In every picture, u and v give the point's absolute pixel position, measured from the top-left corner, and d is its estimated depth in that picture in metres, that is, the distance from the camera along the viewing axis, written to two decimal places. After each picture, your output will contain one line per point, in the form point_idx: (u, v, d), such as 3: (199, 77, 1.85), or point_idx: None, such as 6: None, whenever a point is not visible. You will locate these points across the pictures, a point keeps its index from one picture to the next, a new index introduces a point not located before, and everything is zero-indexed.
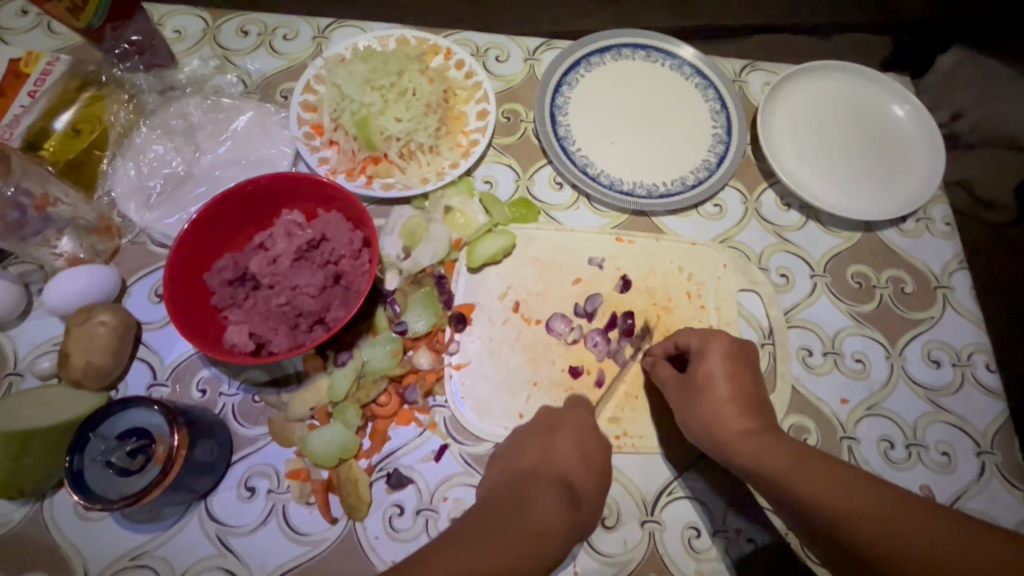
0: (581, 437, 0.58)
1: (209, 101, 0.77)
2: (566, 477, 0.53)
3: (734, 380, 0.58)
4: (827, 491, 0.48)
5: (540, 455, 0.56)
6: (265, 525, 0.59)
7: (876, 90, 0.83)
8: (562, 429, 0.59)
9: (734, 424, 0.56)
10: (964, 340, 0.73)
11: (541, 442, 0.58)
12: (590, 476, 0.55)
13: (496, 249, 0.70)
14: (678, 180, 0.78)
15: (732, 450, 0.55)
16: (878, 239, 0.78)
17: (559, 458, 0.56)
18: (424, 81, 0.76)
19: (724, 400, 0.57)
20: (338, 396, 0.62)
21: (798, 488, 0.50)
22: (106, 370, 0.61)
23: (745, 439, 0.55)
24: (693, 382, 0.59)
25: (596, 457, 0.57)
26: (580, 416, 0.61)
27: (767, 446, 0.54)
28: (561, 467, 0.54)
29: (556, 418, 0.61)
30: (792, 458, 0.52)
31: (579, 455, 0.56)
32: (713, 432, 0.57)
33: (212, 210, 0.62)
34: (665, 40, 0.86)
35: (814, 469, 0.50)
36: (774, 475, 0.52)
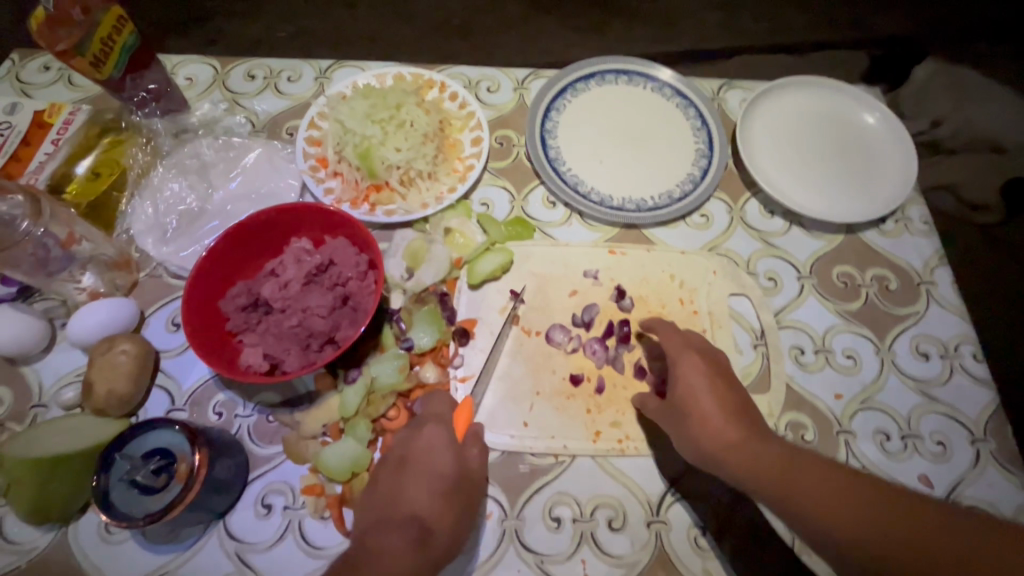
0: (427, 466, 0.57)
1: (219, 141, 0.82)
2: (416, 513, 0.54)
3: (715, 393, 0.57)
4: (831, 513, 0.48)
5: (391, 492, 0.56)
6: (282, 540, 0.61)
7: (846, 100, 0.88)
8: (410, 460, 0.58)
9: (726, 438, 0.55)
10: (951, 332, 0.75)
11: (392, 477, 0.57)
12: (445, 508, 0.55)
13: (495, 266, 0.74)
14: (665, 194, 0.82)
15: (731, 470, 0.54)
16: (859, 240, 0.82)
17: (409, 493, 0.56)
18: (421, 113, 0.81)
19: (709, 416, 0.56)
20: (349, 413, 0.64)
21: (807, 512, 0.49)
22: (127, 398, 0.64)
23: (738, 455, 0.54)
24: (677, 402, 0.59)
25: (452, 489, 0.56)
26: (426, 438, 0.58)
27: (766, 458, 0.53)
28: (410, 503, 0.55)
29: (403, 445, 0.59)
30: (788, 473, 0.51)
31: (431, 490, 0.56)
32: (707, 451, 0.56)
33: (225, 241, 0.67)
34: (645, 64, 0.91)
35: (810, 485, 0.50)
36: (773, 493, 0.51)
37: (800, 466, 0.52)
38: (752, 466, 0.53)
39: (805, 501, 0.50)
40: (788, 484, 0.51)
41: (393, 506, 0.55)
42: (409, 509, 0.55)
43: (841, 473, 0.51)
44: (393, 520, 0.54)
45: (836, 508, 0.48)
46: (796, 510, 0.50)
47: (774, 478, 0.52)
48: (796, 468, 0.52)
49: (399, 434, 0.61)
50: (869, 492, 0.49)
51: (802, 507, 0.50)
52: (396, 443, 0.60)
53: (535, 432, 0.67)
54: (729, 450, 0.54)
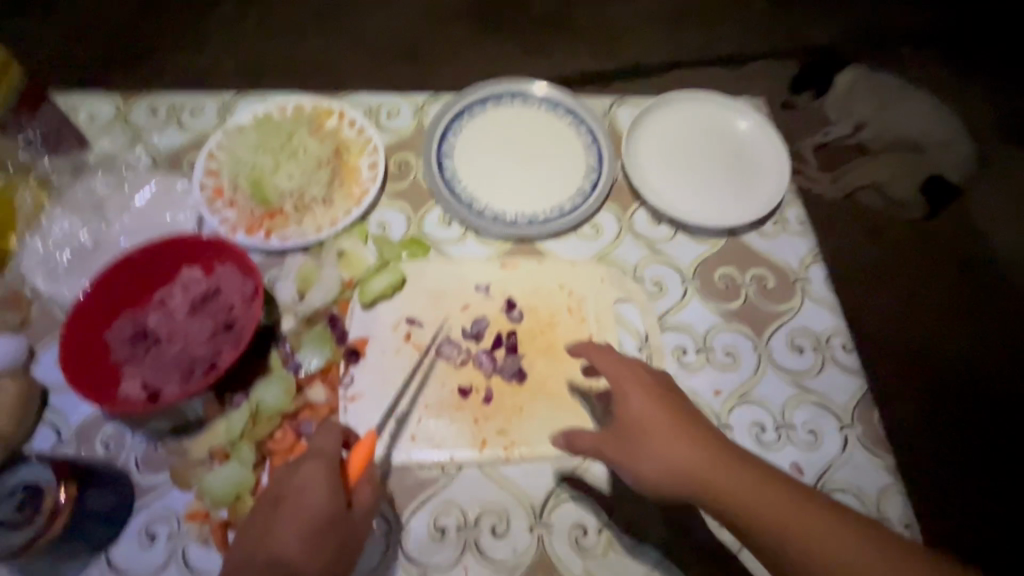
0: (299, 506, 0.55)
1: (117, 176, 0.84)
2: (281, 554, 0.54)
3: (664, 407, 0.60)
4: (788, 528, 0.54)
5: (263, 529, 0.56)
6: (165, 568, 0.61)
7: (728, 111, 0.93)
8: (285, 499, 0.56)
9: (684, 457, 0.57)
10: (823, 326, 0.79)
11: (267, 516, 0.57)
12: (312, 551, 0.54)
13: (385, 285, 0.77)
14: (556, 208, 0.86)
15: (693, 487, 0.57)
16: (741, 243, 0.86)
17: (276, 533, 0.55)
18: (314, 142, 0.84)
19: (668, 434, 0.58)
20: (235, 436, 0.66)
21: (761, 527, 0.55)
22: (7, 435, 0.64)
23: (698, 472, 0.57)
24: (624, 422, 0.61)
25: (322, 532, 0.54)
26: (301, 478, 0.56)
27: (729, 472, 0.57)
28: (277, 543, 0.55)
29: (282, 483, 0.58)
30: (749, 484, 0.56)
31: (298, 532, 0.54)
32: (670, 467, 0.57)
33: (110, 274, 0.69)
34: (539, 85, 0.95)
35: (761, 501, 0.55)
36: (735, 504, 0.56)
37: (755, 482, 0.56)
38: (714, 484, 0.56)
39: (758, 517, 0.55)
40: (741, 502, 0.56)
41: (259, 546, 0.55)
42: (275, 551, 0.54)
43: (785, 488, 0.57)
44: (258, 561, 0.54)
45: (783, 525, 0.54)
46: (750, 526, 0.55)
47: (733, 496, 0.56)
48: (753, 484, 0.56)
49: (282, 467, 0.59)
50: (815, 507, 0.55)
51: (753, 520, 0.55)
52: (278, 477, 0.59)
53: (422, 444, 0.69)
54: (691, 467, 0.57)
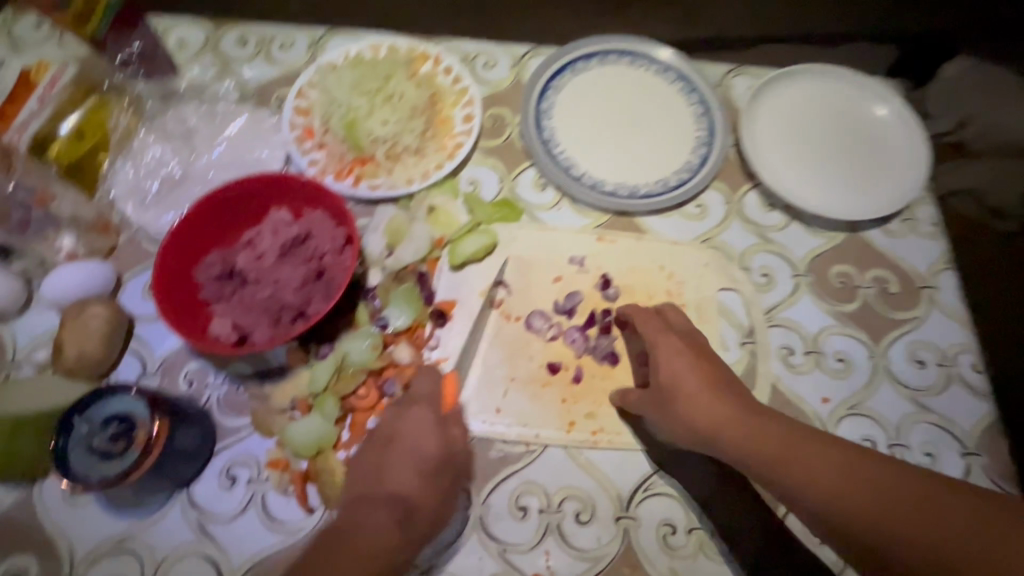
0: (417, 445, 0.59)
1: (206, 107, 0.80)
2: (398, 491, 0.56)
3: (698, 370, 0.58)
4: (859, 505, 0.47)
5: (376, 468, 0.58)
6: (244, 513, 0.60)
7: (860, 91, 0.84)
8: (396, 440, 0.59)
9: (718, 416, 0.55)
10: (950, 340, 0.72)
11: (375, 457, 0.59)
12: (429, 487, 0.58)
13: (477, 247, 0.72)
14: (660, 181, 0.79)
15: (730, 451, 0.54)
16: (862, 240, 0.78)
17: (393, 471, 0.57)
18: (410, 86, 0.79)
19: (700, 394, 0.56)
20: (318, 388, 0.63)
21: (812, 492, 0.49)
22: (97, 361, 0.64)
23: (735, 435, 0.54)
24: (657, 388, 0.59)
25: (436, 471, 0.59)
26: (415, 419, 0.60)
27: (766, 434, 0.53)
28: (393, 480, 0.57)
29: (390, 423, 0.60)
30: (787, 449, 0.51)
31: (418, 471, 0.58)
32: (698, 427, 0.55)
33: (202, 208, 0.66)
34: (650, 45, 0.87)
35: (806, 463, 0.50)
36: (767, 467, 0.52)
37: (797, 442, 0.52)
38: (752, 449, 0.52)
39: (804, 481, 0.50)
40: (783, 463, 0.51)
41: (375, 484, 0.57)
42: (391, 488, 0.57)
43: (830, 447, 0.51)
44: (375, 497, 0.56)
45: (835, 489, 0.49)
46: (803, 495, 0.50)
47: (770, 457, 0.52)
48: (789, 443, 0.52)
49: (388, 409, 0.62)
50: (868, 467, 0.49)
51: (803, 486, 0.50)
52: (384, 419, 0.61)
53: (507, 419, 0.65)
54: (731, 430, 0.54)
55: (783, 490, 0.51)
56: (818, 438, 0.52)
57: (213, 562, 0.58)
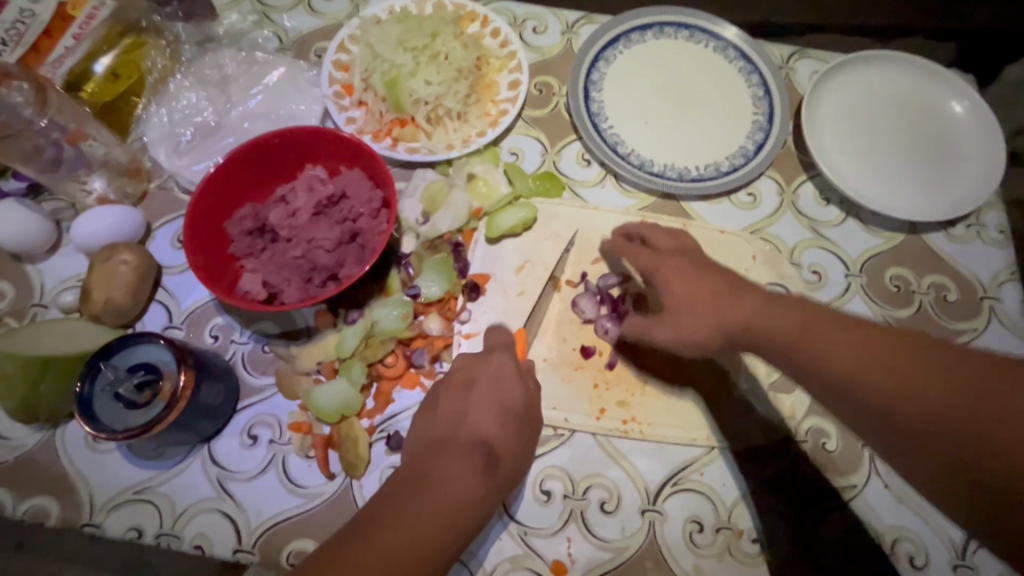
0: (498, 389, 0.56)
1: (243, 54, 0.77)
2: (481, 435, 0.53)
3: (707, 279, 0.54)
4: (888, 382, 0.43)
5: (456, 413, 0.55)
6: (264, 474, 0.59)
7: (934, 83, 0.78)
8: (477, 383, 0.56)
9: (742, 307, 0.51)
10: (1009, 356, 0.68)
11: (454, 401, 0.56)
12: (510, 434, 0.54)
13: (516, 221, 0.69)
14: (712, 165, 0.75)
15: (758, 338, 0.50)
16: (922, 242, 0.73)
17: (475, 414, 0.54)
18: (457, 46, 0.75)
19: (716, 291, 0.52)
20: (345, 353, 0.62)
21: (842, 372, 0.45)
22: (124, 309, 0.62)
23: (761, 319, 0.50)
24: (665, 309, 0.55)
25: (516, 416, 0.55)
26: (495, 365, 0.57)
27: (783, 318, 0.49)
28: (476, 424, 0.54)
29: (469, 370, 0.58)
30: (806, 328, 0.47)
31: (497, 413, 0.55)
32: (711, 322, 0.52)
33: (236, 158, 0.63)
34: (710, 19, 0.82)
35: (834, 345, 0.46)
36: (787, 352, 0.48)
37: (823, 326, 0.47)
38: (777, 328, 0.49)
39: (837, 361, 0.45)
40: (811, 343, 0.47)
41: (457, 429, 0.54)
42: (472, 430, 0.53)
43: (863, 328, 0.46)
44: (458, 441, 0.53)
45: (871, 366, 0.43)
46: (835, 375, 0.45)
47: (795, 338, 0.47)
48: (815, 326, 0.47)
49: (463, 357, 0.60)
50: (908, 346, 0.43)
51: (834, 371, 0.45)
52: (461, 366, 0.59)
53: None
54: (754, 316, 0.50)
55: (813, 375, 0.47)
56: (853, 321, 0.47)
57: (232, 520, 0.58)
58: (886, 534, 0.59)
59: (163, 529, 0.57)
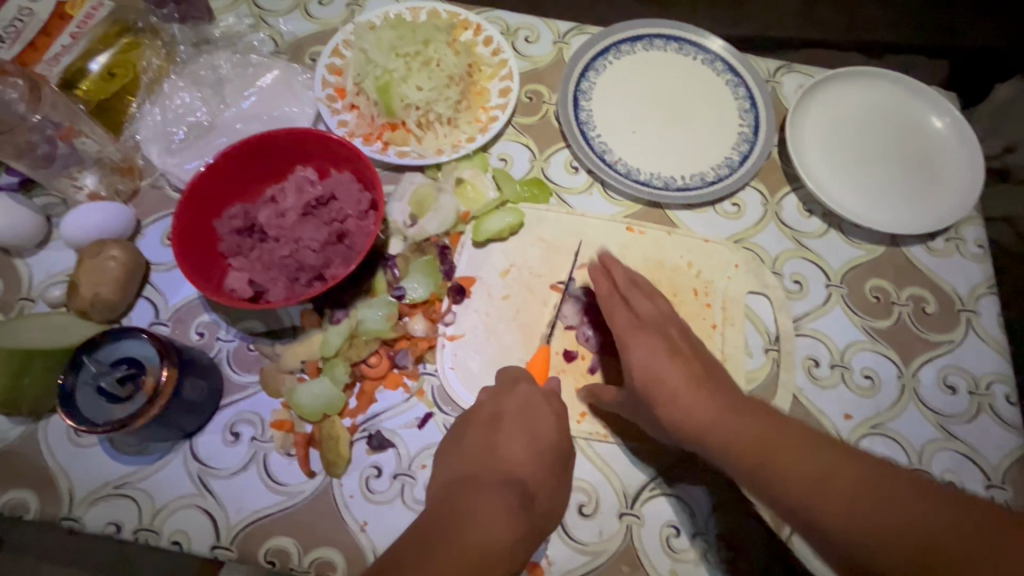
0: (528, 422, 0.53)
1: (238, 56, 0.78)
2: (512, 471, 0.50)
3: (680, 366, 0.53)
4: (846, 510, 0.41)
5: (484, 448, 0.52)
6: (245, 471, 0.60)
7: (915, 100, 0.80)
8: (504, 418, 0.54)
9: (697, 415, 0.50)
10: (985, 368, 0.69)
11: (482, 438, 0.52)
12: (547, 473, 0.51)
13: (502, 225, 0.69)
14: (697, 175, 0.76)
15: (711, 448, 0.48)
16: (902, 255, 0.75)
17: (506, 450, 0.51)
18: (449, 53, 0.76)
19: (681, 392, 0.51)
20: (329, 352, 0.62)
21: (798, 501, 0.43)
22: (111, 304, 0.63)
23: (715, 431, 0.48)
24: (638, 389, 0.54)
25: (546, 449, 0.52)
26: (523, 395, 0.55)
27: (748, 426, 0.47)
28: (507, 459, 0.50)
29: (497, 403, 0.55)
30: (769, 442, 0.46)
31: (529, 447, 0.52)
32: (679, 426, 0.51)
33: (227, 158, 0.64)
34: (699, 33, 0.84)
35: (795, 466, 0.44)
36: (752, 466, 0.46)
37: (782, 443, 0.45)
38: (732, 442, 0.47)
39: (794, 488, 0.43)
40: (769, 461, 0.45)
41: (486, 464, 0.50)
42: (507, 470, 0.50)
43: (827, 448, 0.44)
44: (490, 476, 0.49)
45: (826, 498, 0.42)
46: (792, 503, 0.43)
47: (750, 457, 0.46)
48: (775, 444, 0.45)
49: (486, 392, 0.57)
50: (865, 479, 0.42)
51: (789, 496, 0.43)
52: (484, 400, 0.56)
53: None
54: (711, 425, 0.49)
55: (767, 494, 0.45)
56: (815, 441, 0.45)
57: (211, 516, 0.58)
58: None
59: (142, 524, 0.57)
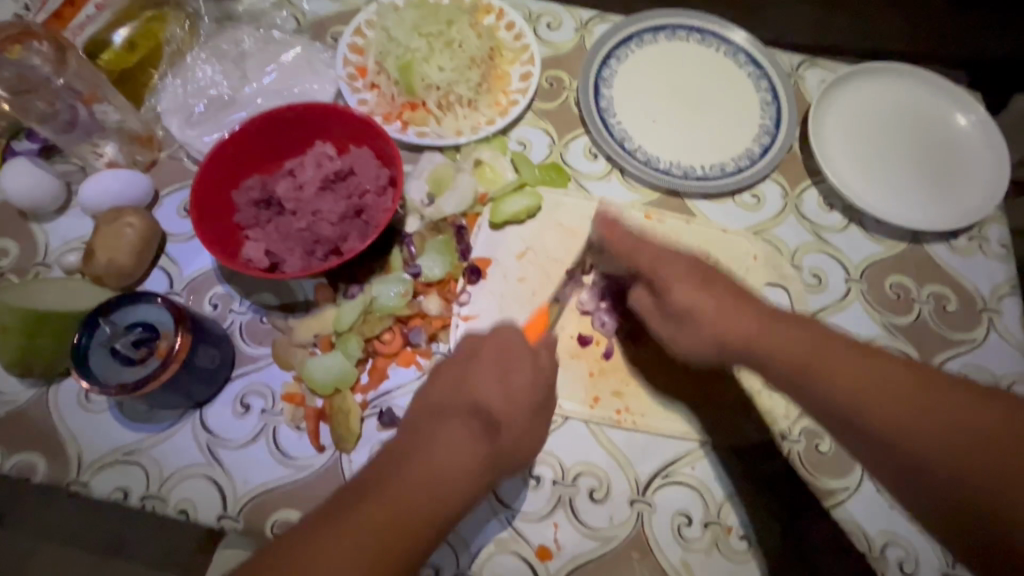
0: (505, 351, 0.52)
1: (261, 33, 0.78)
2: (478, 401, 0.49)
3: (721, 287, 0.53)
4: (892, 406, 0.44)
5: (454, 384, 0.51)
6: (254, 443, 0.59)
7: (939, 97, 0.79)
8: (482, 350, 0.53)
9: (745, 325, 0.50)
10: (1007, 369, 0.68)
11: (457, 371, 0.52)
12: (514, 404, 0.50)
13: (520, 208, 0.69)
14: (717, 165, 0.76)
15: (759, 355, 0.49)
16: (924, 252, 0.74)
17: (479, 380, 0.51)
18: (472, 35, 0.76)
19: (718, 306, 0.51)
20: (343, 327, 0.62)
21: (845, 402, 0.45)
22: (126, 271, 0.63)
23: (765, 341, 0.49)
24: (672, 309, 0.53)
25: (519, 381, 0.51)
26: (501, 335, 0.53)
27: (798, 337, 0.48)
28: (477, 395, 0.50)
29: (470, 341, 0.55)
30: (817, 348, 0.47)
31: (501, 382, 0.50)
32: (722, 337, 0.51)
33: (248, 130, 0.64)
34: (722, 24, 0.83)
35: (838, 375, 0.46)
36: (793, 372, 0.47)
37: (828, 351, 0.47)
38: (782, 351, 0.48)
39: (840, 391, 0.45)
40: (818, 368, 0.46)
41: (457, 398, 0.50)
42: (477, 398, 0.50)
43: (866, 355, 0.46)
44: (455, 409, 0.49)
45: (874, 401, 0.44)
46: (838, 406, 0.45)
47: (795, 365, 0.47)
48: (823, 351, 0.47)
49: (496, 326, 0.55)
50: (918, 385, 0.44)
51: (839, 401, 0.45)
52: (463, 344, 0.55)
53: None
54: (759, 336, 0.49)
55: (813, 397, 0.46)
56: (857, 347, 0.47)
57: (218, 486, 0.57)
58: (874, 537, 0.59)
59: (149, 491, 0.57)
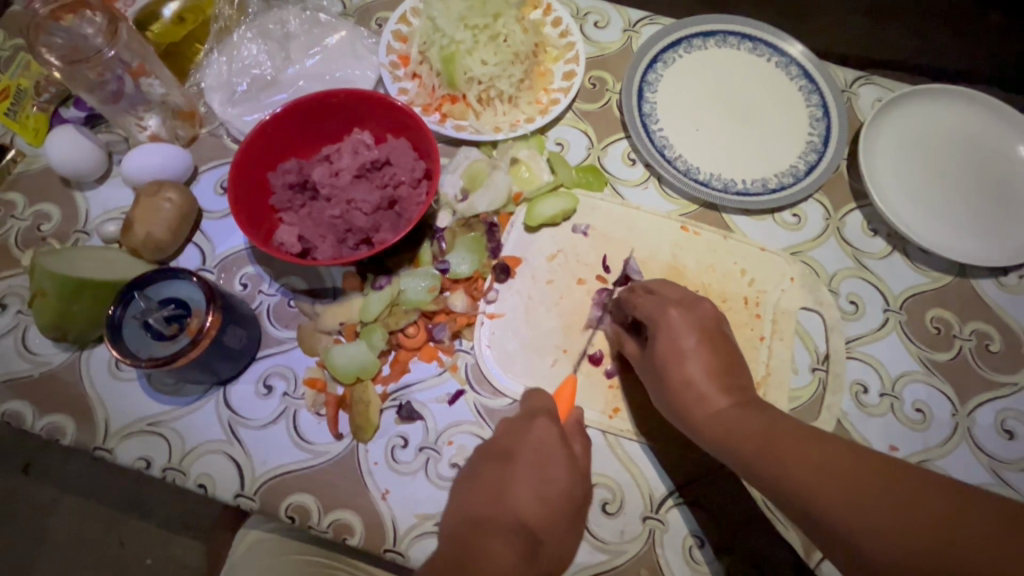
0: (542, 461, 0.52)
1: (307, 14, 0.78)
2: (522, 520, 0.48)
3: (701, 351, 0.53)
4: (861, 510, 0.40)
5: (495, 490, 0.51)
6: (274, 424, 0.60)
7: (1000, 124, 0.75)
8: (518, 454, 0.53)
9: (708, 408, 0.51)
10: None
11: (495, 474, 0.52)
12: (552, 515, 0.50)
13: (557, 210, 0.68)
14: (759, 181, 0.73)
15: (710, 437, 0.51)
16: (970, 287, 0.71)
17: (517, 490, 0.50)
18: (518, 29, 0.74)
19: (696, 380, 0.53)
20: (369, 317, 0.62)
21: (800, 492, 0.43)
22: (161, 245, 0.64)
23: (719, 426, 0.50)
24: (657, 364, 0.55)
25: (557, 489, 0.51)
26: (537, 434, 0.54)
27: (753, 423, 0.49)
28: (517, 507, 0.49)
29: (512, 438, 0.55)
30: (771, 436, 0.47)
31: (539, 494, 0.50)
32: (693, 420, 0.52)
33: (290, 113, 0.63)
34: (775, 33, 0.80)
35: (794, 459, 0.45)
36: (748, 457, 0.47)
37: (782, 438, 0.47)
38: (736, 437, 0.49)
39: (795, 478, 0.44)
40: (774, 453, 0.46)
41: (497, 507, 0.49)
42: (517, 513, 0.49)
43: (817, 442, 0.45)
44: (496, 524, 0.48)
45: (836, 492, 0.41)
46: (806, 501, 0.43)
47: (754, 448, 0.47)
48: (775, 438, 0.47)
49: (504, 426, 0.57)
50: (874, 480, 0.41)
51: (781, 482, 0.45)
52: (501, 437, 0.56)
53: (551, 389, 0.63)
54: (715, 421, 0.51)
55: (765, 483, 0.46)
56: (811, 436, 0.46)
57: (237, 464, 0.58)
58: None
59: (170, 463, 0.58)
